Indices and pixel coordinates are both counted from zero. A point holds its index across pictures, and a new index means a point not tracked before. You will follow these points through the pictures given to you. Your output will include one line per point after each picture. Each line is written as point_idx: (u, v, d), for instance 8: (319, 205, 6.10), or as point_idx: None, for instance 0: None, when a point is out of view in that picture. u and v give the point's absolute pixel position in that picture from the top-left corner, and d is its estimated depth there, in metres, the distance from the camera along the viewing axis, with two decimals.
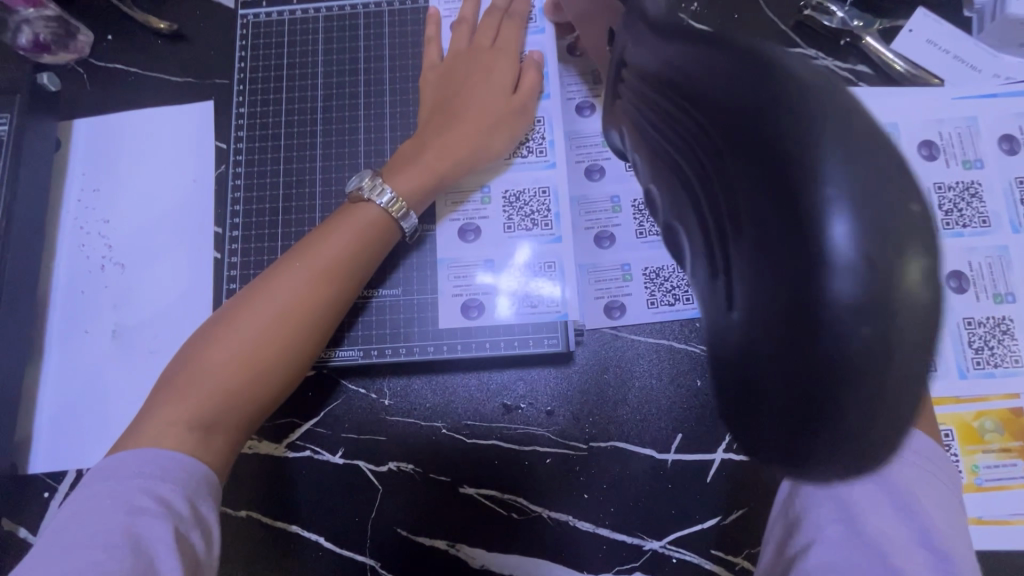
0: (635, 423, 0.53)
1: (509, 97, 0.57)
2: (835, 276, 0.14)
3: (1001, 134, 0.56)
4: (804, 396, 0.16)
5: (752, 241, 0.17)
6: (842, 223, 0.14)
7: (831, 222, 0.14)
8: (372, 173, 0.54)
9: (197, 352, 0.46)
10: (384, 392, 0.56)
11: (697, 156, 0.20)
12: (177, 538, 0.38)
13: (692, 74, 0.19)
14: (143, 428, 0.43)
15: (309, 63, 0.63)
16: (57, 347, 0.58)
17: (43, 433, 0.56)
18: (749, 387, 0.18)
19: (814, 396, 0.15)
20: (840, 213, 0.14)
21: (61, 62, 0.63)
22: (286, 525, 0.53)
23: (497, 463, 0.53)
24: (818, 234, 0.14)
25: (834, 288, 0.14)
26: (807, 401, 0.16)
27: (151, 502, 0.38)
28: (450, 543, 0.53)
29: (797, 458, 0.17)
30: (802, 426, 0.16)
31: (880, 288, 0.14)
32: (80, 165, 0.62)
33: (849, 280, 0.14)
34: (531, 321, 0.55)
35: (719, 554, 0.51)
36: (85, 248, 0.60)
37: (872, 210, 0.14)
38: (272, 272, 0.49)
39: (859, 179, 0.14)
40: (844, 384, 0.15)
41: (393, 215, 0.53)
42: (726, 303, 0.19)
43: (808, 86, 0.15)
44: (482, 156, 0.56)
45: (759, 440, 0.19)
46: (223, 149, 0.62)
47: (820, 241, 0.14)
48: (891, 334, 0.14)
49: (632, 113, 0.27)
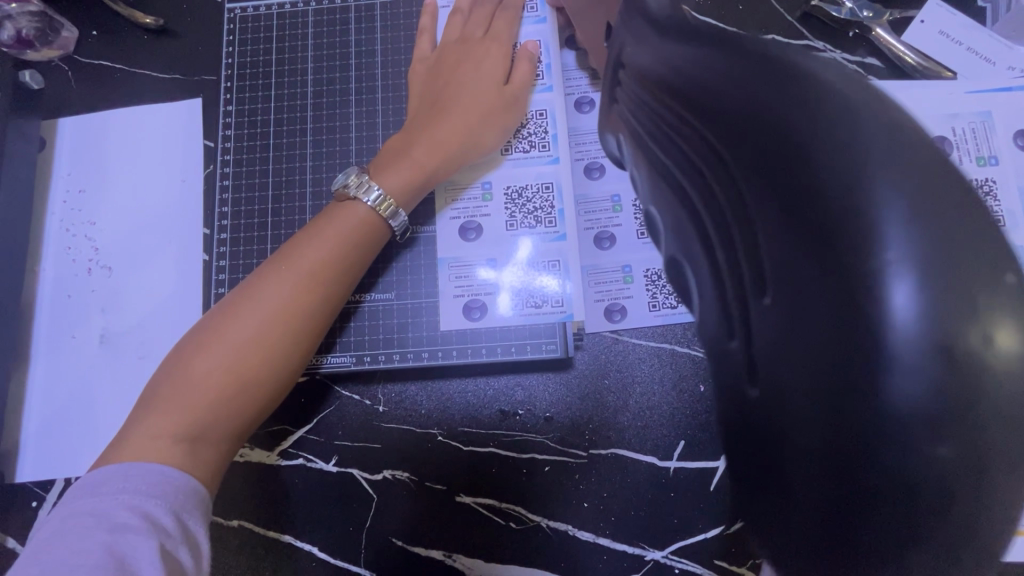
0: (636, 429, 0.52)
1: (500, 89, 0.55)
2: (899, 348, 0.13)
3: (1017, 130, 0.54)
4: (843, 476, 0.14)
5: (778, 284, 0.15)
6: (904, 287, 0.13)
7: (893, 284, 0.13)
8: (360, 171, 0.52)
9: (185, 358, 0.44)
10: (379, 399, 0.54)
11: (703, 176, 0.18)
12: (162, 555, 0.36)
13: (703, 86, 0.17)
14: (128, 441, 0.41)
15: (299, 58, 0.61)
16: (43, 352, 0.57)
17: (30, 442, 0.54)
18: (774, 467, 0.16)
19: (860, 493, 0.14)
20: (900, 280, 0.13)
21: (45, 59, 0.61)
22: (279, 535, 0.52)
23: (495, 471, 0.52)
24: (876, 300, 0.13)
25: (892, 382, 0.13)
26: (851, 499, 0.14)
27: (136, 518, 0.37)
28: (447, 553, 0.51)
29: (832, 564, 0.15)
30: (841, 524, 0.15)
31: (950, 382, 0.13)
32: (65, 165, 0.60)
33: (911, 371, 0.13)
34: (529, 326, 0.54)
35: (723, 565, 0.50)
36: (71, 251, 0.58)
37: (946, 286, 0.13)
38: (255, 279, 0.48)
39: (933, 254, 0.13)
40: (899, 484, 0.14)
41: (382, 215, 0.51)
42: (741, 354, 0.17)
43: (868, 117, 0.14)
44: (474, 152, 0.54)
45: (777, 531, 0.17)
46: (211, 148, 0.60)
47: (878, 304, 0.13)
48: (968, 431, 0.13)
49: (629, 120, 0.25)
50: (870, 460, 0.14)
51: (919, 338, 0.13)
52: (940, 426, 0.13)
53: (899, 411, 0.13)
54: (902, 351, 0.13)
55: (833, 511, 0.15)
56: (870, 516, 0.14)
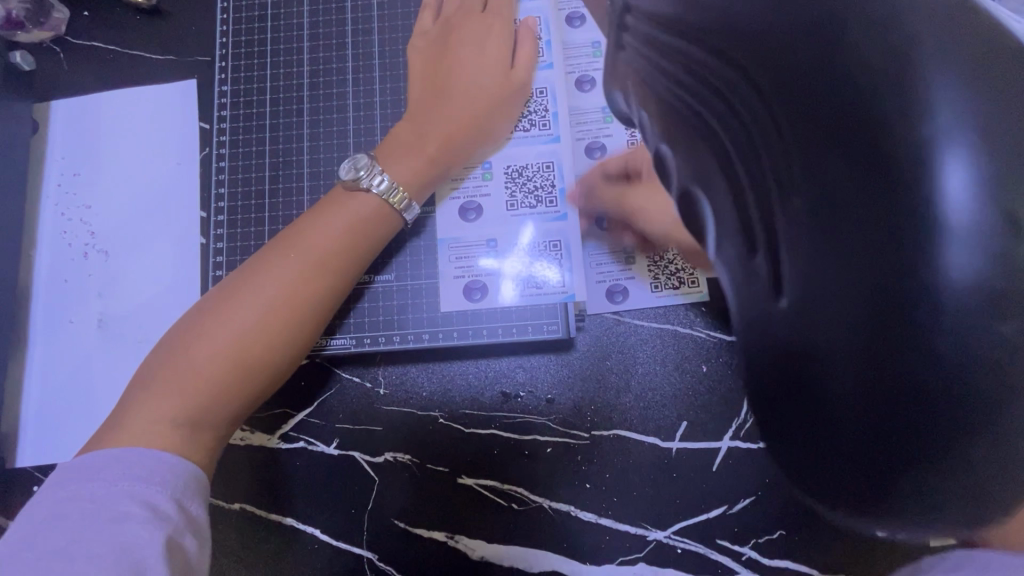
0: (639, 411, 0.52)
1: (505, 71, 0.54)
2: (948, 241, 0.13)
3: None
4: (882, 384, 0.14)
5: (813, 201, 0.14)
6: (956, 163, 0.12)
7: (945, 165, 0.12)
8: (369, 159, 0.51)
9: (185, 342, 0.44)
10: (380, 381, 0.54)
11: (708, 121, 0.17)
12: (168, 543, 0.36)
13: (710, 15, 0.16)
14: (127, 426, 0.41)
15: (294, 37, 0.60)
16: (41, 336, 0.56)
17: (29, 426, 0.54)
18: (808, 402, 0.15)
19: (906, 404, 0.13)
20: (957, 155, 0.12)
21: (36, 40, 0.60)
22: (281, 517, 0.52)
23: (497, 452, 0.52)
24: (928, 182, 0.13)
25: (953, 259, 0.12)
26: (889, 408, 0.14)
27: (138, 507, 0.37)
28: (449, 534, 0.51)
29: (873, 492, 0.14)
30: (878, 445, 0.14)
31: (1000, 266, 0.12)
32: (59, 148, 0.59)
33: (969, 249, 0.12)
34: (530, 307, 0.53)
35: (725, 544, 0.50)
36: (67, 235, 0.58)
37: (999, 160, 0.12)
38: (258, 262, 0.47)
39: (1000, 137, 0.12)
40: (946, 390, 0.13)
41: (395, 207, 0.51)
42: (762, 285, 0.16)
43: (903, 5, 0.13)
44: (480, 137, 0.54)
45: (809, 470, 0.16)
46: (206, 130, 0.59)
47: (930, 188, 0.13)
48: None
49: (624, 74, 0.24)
50: (920, 361, 0.13)
51: (975, 223, 0.12)
52: (993, 308, 0.13)
53: (952, 302, 0.13)
54: (954, 235, 0.13)
55: (877, 429, 0.14)
56: (918, 428, 0.13)
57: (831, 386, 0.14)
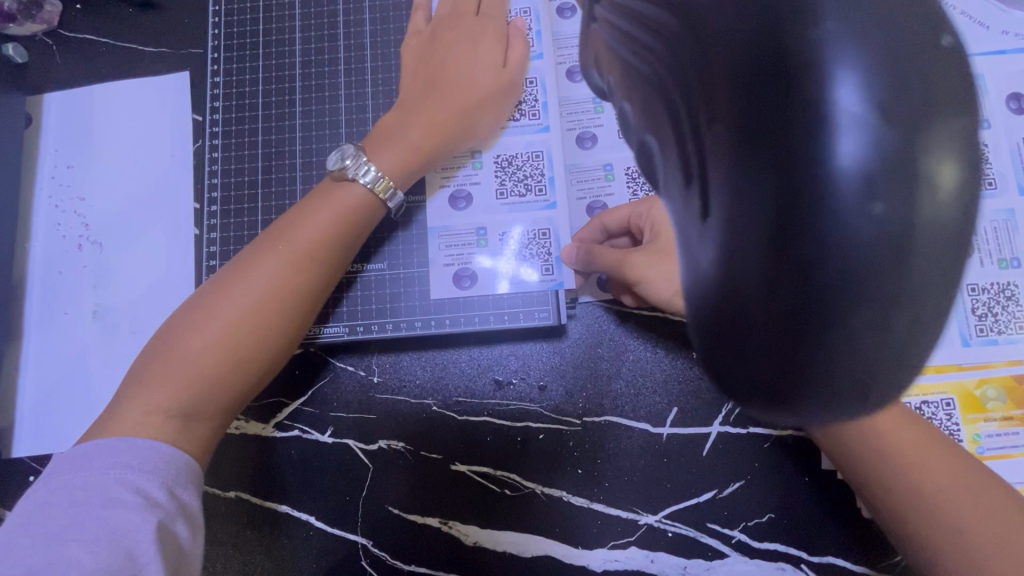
0: (630, 397, 0.52)
1: (498, 70, 0.54)
2: (839, 139, 0.13)
3: (1008, 93, 0.52)
4: (788, 282, 0.14)
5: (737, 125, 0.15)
6: (847, 81, 0.14)
7: (836, 83, 0.14)
8: (355, 150, 0.51)
9: (179, 332, 0.44)
10: (373, 369, 0.54)
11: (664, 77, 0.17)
12: (159, 529, 0.37)
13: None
14: (121, 416, 0.41)
15: (286, 29, 0.60)
16: (36, 327, 0.57)
17: (26, 418, 0.55)
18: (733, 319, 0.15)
19: (810, 298, 0.14)
20: (845, 69, 0.14)
21: (28, 34, 0.60)
22: (276, 505, 0.52)
23: (490, 439, 0.52)
24: (822, 98, 0.14)
25: (839, 146, 0.13)
26: (796, 303, 0.14)
27: (130, 495, 0.37)
28: (443, 520, 0.52)
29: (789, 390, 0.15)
30: (787, 341, 0.15)
31: (882, 172, 0.13)
32: (53, 141, 0.60)
33: (855, 135, 0.13)
34: (521, 294, 0.54)
35: (715, 527, 0.50)
36: (61, 227, 0.58)
37: (887, 80, 0.14)
38: (249, 254, 0.47)
39: (885, 54, 0.14)
40: (840, 285, 0.14)
41: (379, 196, 0.50)
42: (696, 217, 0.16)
43: None
44: (469, 132, 0.54)
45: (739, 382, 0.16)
46: (199, 121, 0.60)
47: (825, 103, 0.14)
48: (909, 212, 0.13)
49: (598, 46, 0.24)
50: (817, 255, 0.14)
51: (861, 119, 0.13)
52: (878, 189, 0.13)
53: (849, 197, 0.13)
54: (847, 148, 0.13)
55: (787, 328, 0.14)
56: (816, 321, 0.14)
57: (749, 284, 0.15)
